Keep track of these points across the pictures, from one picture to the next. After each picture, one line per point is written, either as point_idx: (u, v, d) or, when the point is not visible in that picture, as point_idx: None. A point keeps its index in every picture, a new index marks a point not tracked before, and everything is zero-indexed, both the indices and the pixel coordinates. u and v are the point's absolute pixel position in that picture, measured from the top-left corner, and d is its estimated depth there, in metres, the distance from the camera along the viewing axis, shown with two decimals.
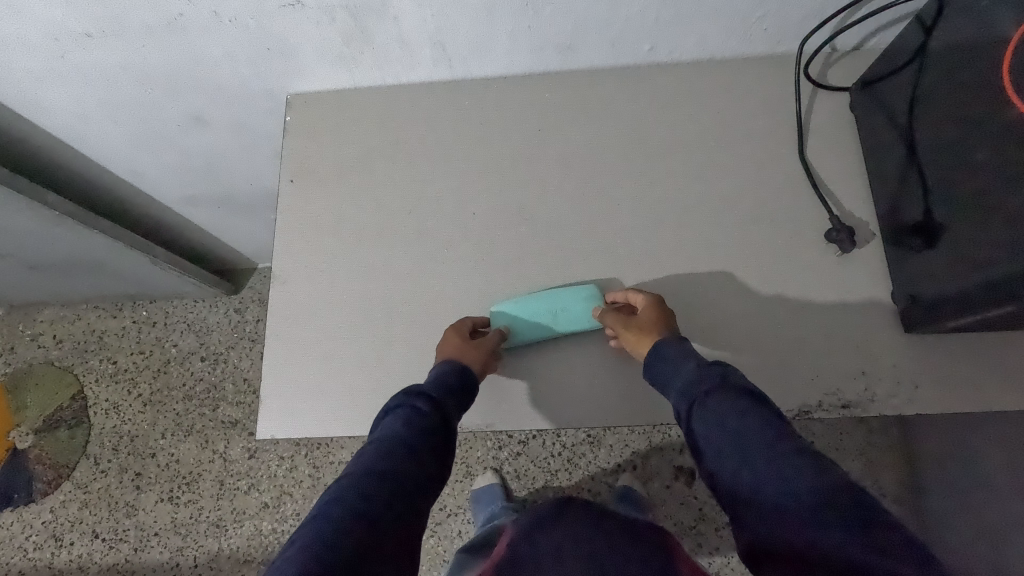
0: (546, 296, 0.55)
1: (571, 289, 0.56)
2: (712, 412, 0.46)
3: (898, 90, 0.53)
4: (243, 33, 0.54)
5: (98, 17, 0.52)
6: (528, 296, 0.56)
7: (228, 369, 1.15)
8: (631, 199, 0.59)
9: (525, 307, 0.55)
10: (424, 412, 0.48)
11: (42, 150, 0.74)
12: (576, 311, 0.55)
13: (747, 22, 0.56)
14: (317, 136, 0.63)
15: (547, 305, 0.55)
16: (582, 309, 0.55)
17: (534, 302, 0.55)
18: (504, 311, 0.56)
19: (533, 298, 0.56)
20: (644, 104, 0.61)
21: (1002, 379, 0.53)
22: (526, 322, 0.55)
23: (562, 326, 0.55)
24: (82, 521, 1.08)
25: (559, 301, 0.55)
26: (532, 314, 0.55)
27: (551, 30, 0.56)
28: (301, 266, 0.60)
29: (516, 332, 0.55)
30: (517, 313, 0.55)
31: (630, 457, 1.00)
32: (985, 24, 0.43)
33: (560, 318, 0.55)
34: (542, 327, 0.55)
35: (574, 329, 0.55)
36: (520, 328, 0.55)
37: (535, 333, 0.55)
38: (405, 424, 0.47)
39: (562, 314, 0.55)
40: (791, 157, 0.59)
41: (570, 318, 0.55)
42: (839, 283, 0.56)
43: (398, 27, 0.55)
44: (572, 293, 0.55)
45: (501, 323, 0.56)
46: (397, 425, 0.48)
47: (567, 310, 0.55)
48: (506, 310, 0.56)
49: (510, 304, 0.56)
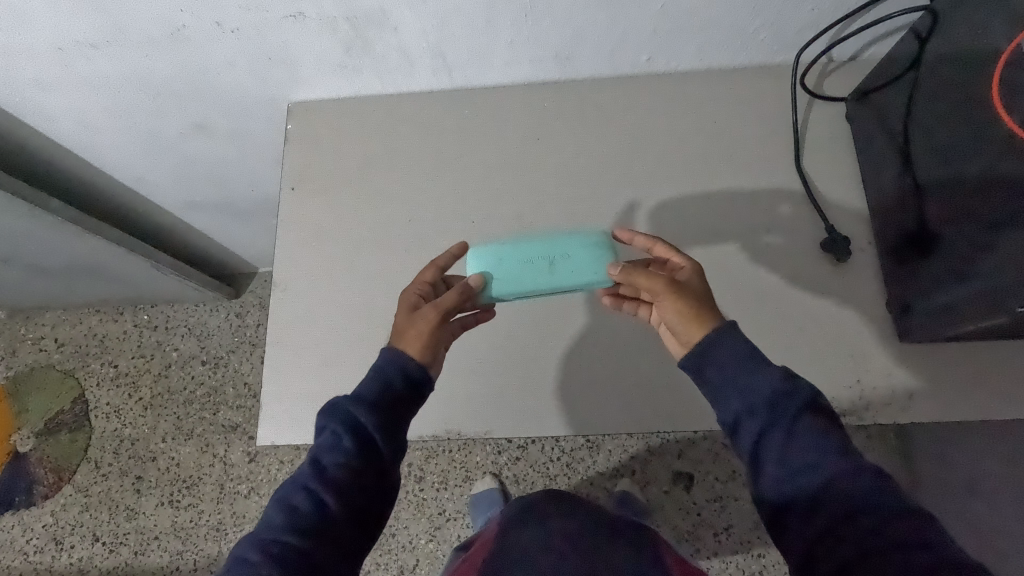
0: (540, 242, 0.54)
1: (573, 237, 0.53)
2: (798, 443, 0.40)
3: (893, 101, 0.54)
4: (245, 43, 0.55)
5: (102, 27, 0.53)
6: (518, 241, 0.54)
7: (228, 373, 1.15)
8: (628, 208, 0.60)
9: (513, 251, 0.53)
10: (352, 442, 0.43)
11: (46, 157, 0.75)
12: (580, 258, 0.52)
13: (744, 32, 0.57)
14: (318, 144, 0.64)
15: (543, 254, 0.53)
16: (588, 256, 0.52)
17: (525, 248, 0.53)
18: (486, 252, 0.53)
19: (523, 242, 0.54)
20: (642, 113, 0.62)
21: (995, 388, 0.53)
22: (515, 261, 0.52)
23: (561, 274, 0.52)
24: (82, 524, 1.08)
25: (557, 249, 0.53)
26: (522, 259, 0.52)
27: (549, 41, 0.57)
28: (301, 273, 0.61)
29: (501, 274, 0.52)
30: (502, 255, 0.53)
31: (629, 462, 1.00)
32: (978, 39, 0.43)
33: (559, 267, 0.52)
34: (536, 274, 0.52)
35: (571, 279, 0.51)
36: (504, 270, 0.52)
37: (524, 281, 0.52)
38: (330, 462, 0.43)
39: (563, 265, 0.52)
40: (787, 167, 0.60)
41: (572, 267, 0.52)
42: (834, 292, 0.56)
43: (399, 38, 0.55)
44: (574, 241, 0.53)
45: (487, 258, 0.52)
46: (321, 463, 0.43)
47: (569, 258, 0.52)
48: (490, 251, 0.53)
49: (496, 247, 0.53)
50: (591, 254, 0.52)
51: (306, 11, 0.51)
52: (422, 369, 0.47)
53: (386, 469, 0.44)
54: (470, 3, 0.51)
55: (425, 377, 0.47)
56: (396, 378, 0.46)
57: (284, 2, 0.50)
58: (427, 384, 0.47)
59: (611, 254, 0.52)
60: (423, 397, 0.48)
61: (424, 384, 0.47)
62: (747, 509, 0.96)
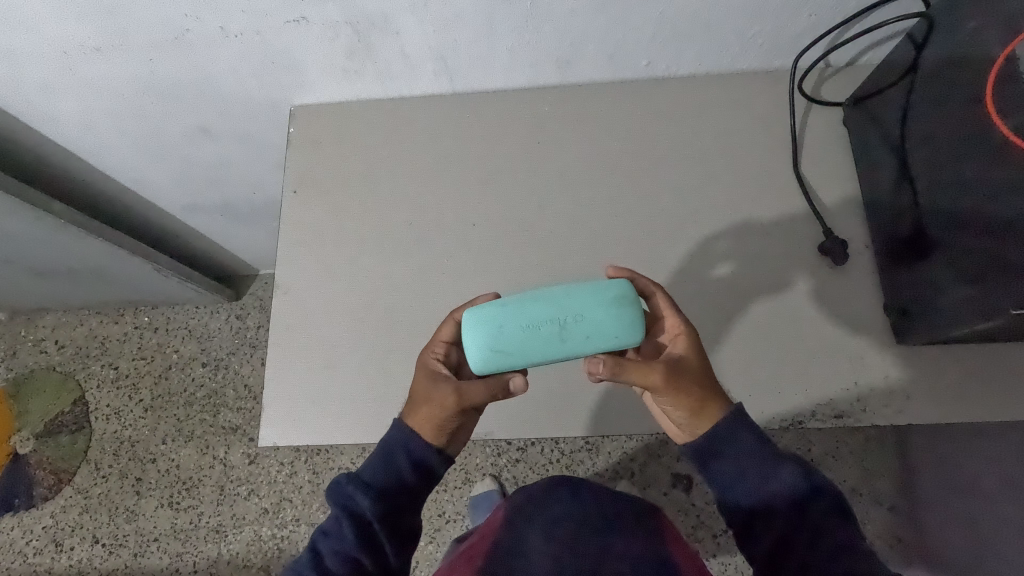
0: (548, 300, 0.45)
1: (586, 292, 0.46)
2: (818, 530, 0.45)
3: (891, 106, 0.54)
4: (248, 48, 0.55)
5: (106, 31, 0.53)
6: (522, 297, 0.46)
7: (229, 375, 1.15)
8: (628, 212, 0.60)
9: (518, 313, 0.45)
10: (354, 532, 0.47)
11: (49, 160, 0.75)
12: (596, 321, 0.45)
13: (743, 38, 0.57)
14: (320, 148, 0.64)
15: (552, 317, 0.45)
16: (606, 317, 0.45)
17: (530, 309, 0.45)
18: (484, 314, 0.45)
19: (528, 300, 0.46)
20: (641, 117, 0.62)
21: (992, 391, 0.53)
22: (521, 329, 0.45)
23: (575, 341, 0.44)
24: (82, 526, 1.08)
25: (570, 310, 0.45)
26: (528, 325, 0.45)
27: (550, 46, 0.57)
28: (303, 275, 0.61)
29: (504, 346, 0.45)
30: (503, 320, 0.45)
31: (628, 463, 1.00)
32: (974, 45, 0.44)
33: (573, 334, 0.45)
34: (545, 344, 0.45)
35: (587, 347, 0.45)
36: (508, 339, 0.45)
37: (531, 352, 0.45)
38: (335, 548, 0.47)
39: (577, 329, 0.45)
40: (786, 170, 0.60)
41: (588, 333, 0.45)
42: (832, 295, 0.57)
43: (401, 42, 0.56)
44: (588, 297, 0.45)
45: (487, 325, 0.45)
46: (327, 547, 0.48)
47: (584, 321, 0.45)
48: (489, 312, 0.45)
49: (496, 307, 0.46)
50: (611, 314, 0.45)
51: (309, 16, 0.52)
52: (434, 457, 0.49)
53: (384, 558, 0.48)
54: (471, 8, 0.52)
55: (432, 465, 0.50)
56: (398, 469, 0.49)
57: (288, 8, 0.50)
58: (433, 471, 0.50)
59: (633, 311, 0.45)
60: (429, 482, 0.51)
61: (429, 472, 0.50)
62: None
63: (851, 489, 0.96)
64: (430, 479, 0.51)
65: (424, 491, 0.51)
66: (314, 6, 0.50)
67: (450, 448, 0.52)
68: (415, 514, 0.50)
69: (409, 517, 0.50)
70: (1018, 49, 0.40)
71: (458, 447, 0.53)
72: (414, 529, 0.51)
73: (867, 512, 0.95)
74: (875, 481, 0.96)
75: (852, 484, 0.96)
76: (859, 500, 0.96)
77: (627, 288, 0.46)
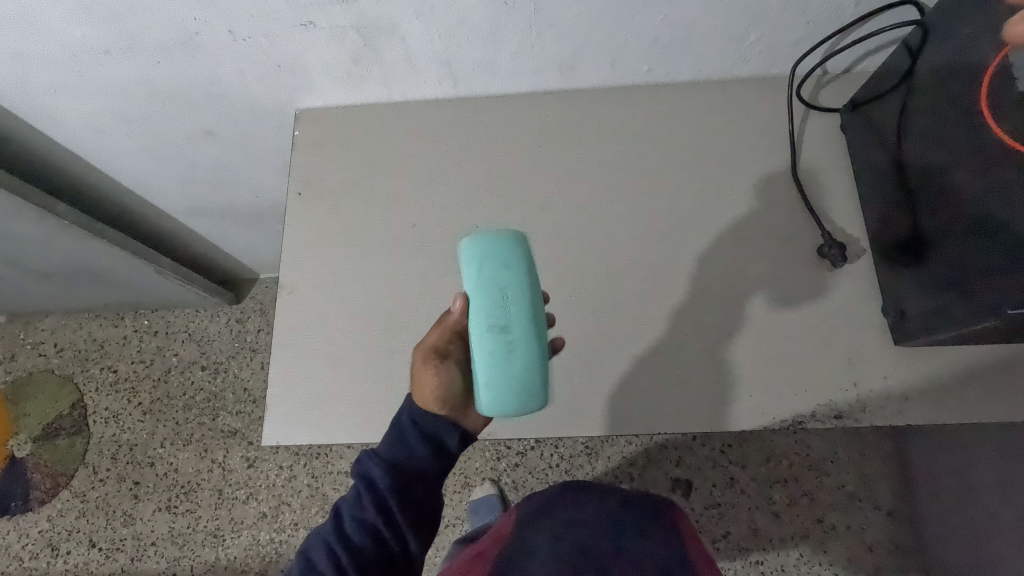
0: (527, 305, 0.46)
1: (539, 357, 0.46)
2: None
3: (887, 111, 0.55)
4: (256, 52, 0.56)
5: (116, 34, 0.54)
6: (530, 278, 0.47)
7: (228, 379, 1.15)
8: (629, 215, 0.61)
9: (510, 278, 0.47)
10: (372, 503, 0.49)
11: (54, 161, 0.76)
12: (510, 366, 0.45)
13: (742, 45, 0.58)
14: (325, 151, 0.65)
15: (510, 315, 0.46)
16: (514, 374, 0.45)
17: (516, 292, 0.46)
18: (500, 244, 0.48)
19: (529, 284, 0.47)
20: (642, 122, 0.63)
21: (987, 393, 0.54)
22: (494, 288, 0.46)
23: (495, 342, 0.46)
24: (79, 530, 1.08)
25: (523, 340, 0.46)
26: (500, 290, 0.46)
27: (553, 52, 0.58)
28: (307, 276, 0.62)
29: (472, 279, 0.47)
30: (496, 269, 0.47)
31: (628, 467, 1.00)
32: (968, 52, 0.45)
33: (493, 338, 0.45)
34: (484, 315, 0.46)
35: (483, 354, 0.46)
36: (478, 279, 0.46)
37: (476, 306, 0.46)
38: (355, 516, 0.49)
39: (500, 347, 0.45)
40: (784, 175, 0.61)
41: (496, 362, 0.45)
42: (831, 297, 0.57)
43: (406, 47, 0.57)
44: (532, 362, 0.46)
45: (485, 254, 0.47)
46: (347, 514, 0.50)
47: (508, 352, 0.45)
48: (503, 247, 0.48)
49: (510, 253, 0.47)
50: (512, 380, 0.45)
51: (316, 20, 0.52)
52: (444, 430, 0.51)
53: (401, 535, 0.50)
54: (476, 14, 0.53)
55: (444, 442, 0.51)
56: (412, 445, 0.50)
57: (296, 12, 0.51)
58: (447, 449, 0.52)
59: (513, 403, 0.46)
60: (444, 462, 0.52)
61: (442, 450, 0.51)
62: (745, 516, 0.97)
63: (849, 494, 0.97)
64: (444, 458, 0.52)
65: (440, 471, 0.52)
66: (321, 10, 0.51)
67: (463, 421, 0.52)
68: (430, 493, 0.51)
69: (425, 494, 0.51)
70: (1011, 55, 0.41)
71: (475, 425, 0.53)
72: (430, 508, 0.52)
73: (866, 517, 0.95)
74: (874, 487, 0.97)
75: (850, 488, 0.97)
76: (858, 505, 0.96)
77: (537, 404, 0.46)
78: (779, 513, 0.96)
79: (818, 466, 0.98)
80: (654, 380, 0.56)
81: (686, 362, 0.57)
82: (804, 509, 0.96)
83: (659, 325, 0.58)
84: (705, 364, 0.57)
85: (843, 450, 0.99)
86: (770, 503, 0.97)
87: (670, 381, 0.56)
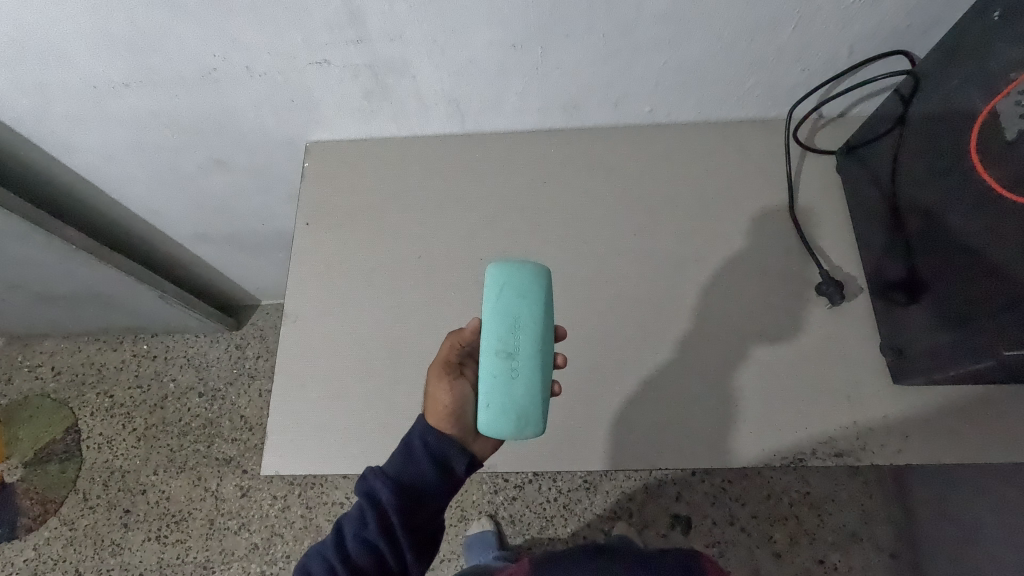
0: (537, 336, 0.48)
1: (541, 388, 0.47)
2: None
3: (880, 155, 0.57)
4: (271, 86, 0.58)
5: (136, 68, 0.56)
6: (547, 312, 0.49)
7: (226, 406, 1.15)
8: (630, 251, 0.62)
9: (527, 307, 0.48)
10: (375, 523, 0.48)
11: (65, 187, 0.77)
12: (511, 393, 0.47)
13: (740, 89, 0.60)
14: (333, 182, 0.66)
15: (519, 344, 0.47)
16: (513, 395, 0.47)
17: (528, 321, 0.48)
18: (521, 273, 0.49)
19: (543, 316, 0.48)
20: (643, 161, 0.65)
21: (988, 433, 0.54)
22: (509, 311, 0.48)
23: (497, 359, 0.47)
24: (65, 559, 1.05)
25: (525, 365, 0.47)
26: (514, 318, 0.48)
27: (558, 93, 0.61)
28: (310, 306, 0.62)
29: (489, 302, 0.48)
30: (514, 295, 0.48)
31: (627, 503, 0.99)
32: (958, 102, 0.47)
33: (500, 363, 0.47)
34: (495, 340, 0.47)
35: (486, 371, 0.47)
36: (495, 304, 0.48)
37: (489, 329, 0.48)
38: (357, 534, 0.49)
39: (505, 374, 0.47)
40: (781, 214, 0.63)
41: (498, 388, 0.47)
42: (830, 335, 0.58)
43: (416, 85, 0.59)
44: (534, 391, 0.47)
45: (505, 278, 0.49)
46: (349, 531, 0.49)
47: (511, 378, 0.47)
48: (524, 275, 0.49)
49: (531, 283, 0.49)
50: (511, 407, 0.47)
51: (331, 58, 0.54)
52: (452, 452, 0.50)
53: (401, 555, 0.49)
54: (485, 55, 0.55)
55: (453, 464, 0.50)
56: (419, 465, 0.49)
57: (312, 50, 0.53)
58: (453, 472, 0.50)
59: (510, 430, 0.47)
60: (451, 484, 0.51)
61: (449, 472, 0.50)
62: (745, 554, 0.95)
63: (851, 534, 0.95)
64: (451, 479, 0.51)
65: (446, 494, 0.51)
66: (335, 48, 0.53)
67: (472, 445, 0.51)
68: (435, 515, 0.50)
69: (431, 515, 0.50)
70: (999, 106, 0.43)
71: (485, 450, 0.52)
72: (433, 530, 0.51)
73: (867, 560, 0.94)
74: (876, 527, 0.95)
75: (852, 528, 0.95)
76: (859, 547, 0.94)
77: (528, 432, 0.47)
78: (780, 553, 0.95)
79: (818, 504, 0.97)
80: (657, 415, 0.57)
81: (686, 398, 0.57)
82: (805, 548, 0.95)
83: (659, 360, 0.58)
84: (705, 399, 0.57)
85: (843, 489, 0.97)
86: (770, 542, 0.95)
87: (671, 416, 0.57)
